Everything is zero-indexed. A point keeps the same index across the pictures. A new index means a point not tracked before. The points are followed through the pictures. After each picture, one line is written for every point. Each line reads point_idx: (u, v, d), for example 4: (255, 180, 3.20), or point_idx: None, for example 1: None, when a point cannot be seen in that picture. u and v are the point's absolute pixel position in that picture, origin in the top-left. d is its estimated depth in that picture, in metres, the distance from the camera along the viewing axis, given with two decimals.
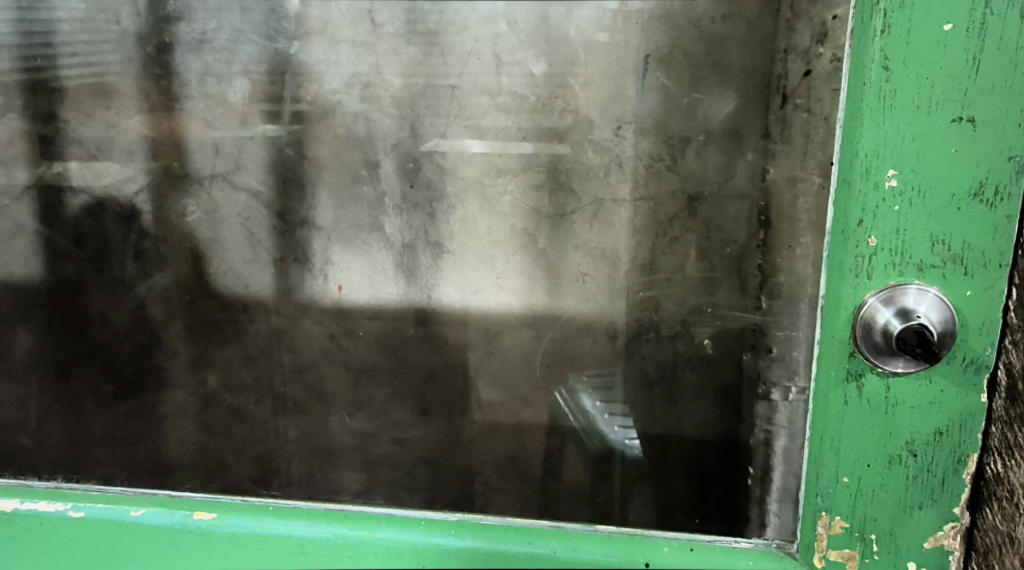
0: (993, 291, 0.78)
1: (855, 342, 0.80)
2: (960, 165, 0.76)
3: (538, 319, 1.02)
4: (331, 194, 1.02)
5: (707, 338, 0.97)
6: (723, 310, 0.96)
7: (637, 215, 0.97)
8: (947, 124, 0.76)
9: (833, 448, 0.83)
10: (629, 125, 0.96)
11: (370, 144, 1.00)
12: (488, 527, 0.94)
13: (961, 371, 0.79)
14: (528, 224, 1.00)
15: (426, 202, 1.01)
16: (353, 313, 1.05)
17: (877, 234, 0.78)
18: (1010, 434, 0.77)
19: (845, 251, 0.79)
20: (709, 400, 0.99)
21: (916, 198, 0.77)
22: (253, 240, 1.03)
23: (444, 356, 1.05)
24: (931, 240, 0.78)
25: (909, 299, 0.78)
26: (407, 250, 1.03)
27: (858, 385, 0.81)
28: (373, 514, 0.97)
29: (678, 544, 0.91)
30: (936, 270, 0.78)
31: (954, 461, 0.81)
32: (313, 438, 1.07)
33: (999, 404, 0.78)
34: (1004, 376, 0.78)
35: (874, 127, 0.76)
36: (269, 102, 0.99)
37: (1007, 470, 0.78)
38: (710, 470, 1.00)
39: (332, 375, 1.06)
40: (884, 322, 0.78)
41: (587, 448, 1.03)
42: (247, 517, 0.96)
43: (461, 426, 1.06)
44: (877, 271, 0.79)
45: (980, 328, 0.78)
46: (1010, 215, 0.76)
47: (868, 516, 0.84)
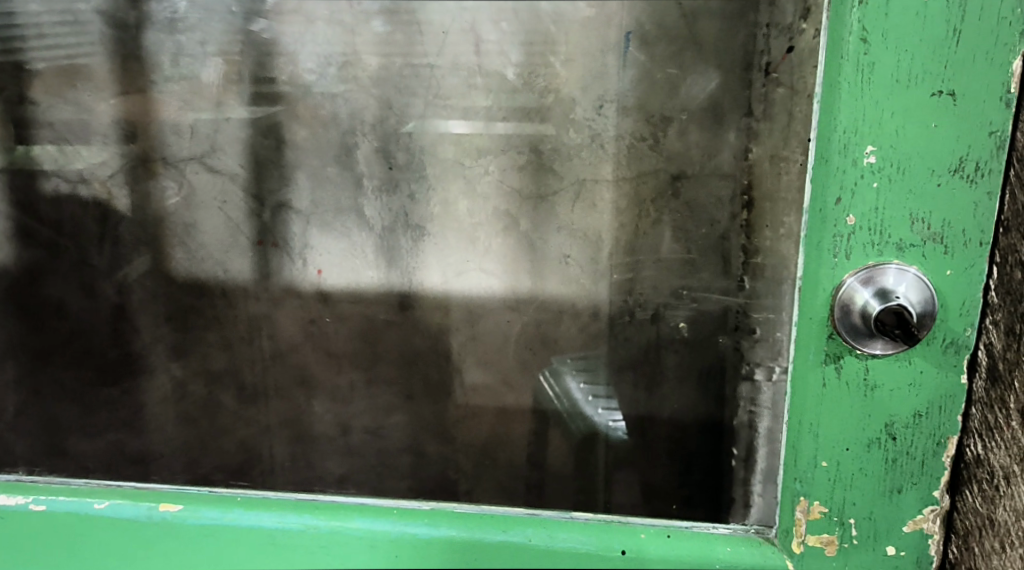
0: (974, 270, 0.76)
1: (833, 324, 0.78)
2: (940, 140, 0.74)
3: (521, 301, 1.02)
4: (307, 176, 1.00)
5: (684, 322, 0.96)
6: (703, 292, 0.94)
7: (619, 196, 0.95)
8: (927, 98, 0.73)
9: (811, 432, 0.82)
10: (612, 103, 0.94)
11: (347, 124, 0.99)
12: (462, 515, 0.93)
13: (941, 352, 0.77)
14: (509, 206, 0.99)
15: (407, 184, 1.00)
16: (334, 297, 1.04)
17: (856, 212, 0.76)
18: (989, 416, 0.76)
19: (822, 230, 0.77)
20: (690, 383, 0.98)
21: (895, 174, 0.75)
22: (231, 223, 1.02)
23: (425, 340, 1.04)
24: (910, 219, 0.76)
25: (888, 279, 0.77)
26: (387, 233, 1.01)
27: (836, 367, 0.79)
28: (344, 504, 0.95)
29: (654, 530, 0.90)
30: (916, 249, 0.76)
31: (933, 444, 0.80)
32: (295, 424, 1.07)
33: (979, 385, 0.77)
34: (985, 356, 0.76)
35: (853, 102, 0.74)
36: (243, 82, 0.98)
37: (988, 452, 0.76)
38: (693, 454, 0.99)
39: (314, 361, 1.06)
40: (863, 303, 0.77)
41: (571, 431, 1.02)
42: (216, 508, 0.95)
43: (444, 410, 1.06)
44: (855, 250, 0.77)
45: (960, 309, 0.76)
46: (991, 191, 0.74)
47: (847, 500, 0.83)
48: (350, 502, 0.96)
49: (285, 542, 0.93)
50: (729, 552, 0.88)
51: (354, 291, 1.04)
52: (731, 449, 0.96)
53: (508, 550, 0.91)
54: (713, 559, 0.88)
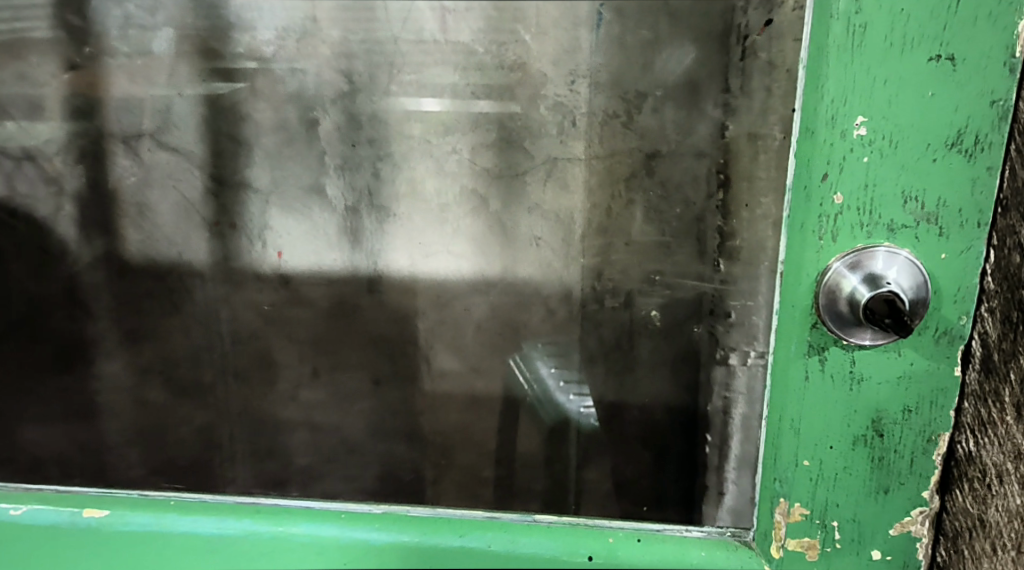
0: (971, 253, 0.73)
1: (817, 311, 0.76)
2: (937, 112, 0.71)
3: (491, 285, 0.99)
4: (265, 155, 0.96)
5: (656, 310, 0.93)
6: (676, 278, 0.92)
7: (591, 176, 0.92)
8: (924, 64, 0.70)
9: (793, 427, 0.79)
10: (584, 79, 0.91)
11: (308, 100, 0.94)
12: (414, 520, 0.90)
13: (933, 342, 0.75)
14: (478, 185, 0.95)
15: (371, 161, 0.96)
16: (296, 280, 1.00)
17: (843, 190, 0.74)
18: (983, 410, 0.73)
19: (807, 209, 0.75)
20: (663, 371, 0.95)
21: (887, 149, 0.72)
22: (186, 204, 0.98)
23: (393, 326, 1.01)
24: (903, 197, 0.73)
25: (877, 264, 0.74)
26: (351, 214, 0.97)
27: (820, 359, 0.77)
28: (290, 507, 0.91)
29: (624, 534, 0.87)
30: (908, 231, 0.74)
31: (923, 441, 0.78)
32: (257, 413, 1.03)
33: (972, 377, 0.74)
34: (979, 347, 0.73)
35: (842, 69, 0.71)
36: (197, 55, 0.93)
37: (980, 449, 0.74)
38: (667, 446, 0.96)
39: (277, 346, 1.02)
40: (851, 289, 0.74)
41: (543, 418, 1.00)
42: (147, 514, 0.91)
43: (413, 395, 1.03)
44: (842, 233, 0.74)
45: (954, 296, 0.74)
46: (991, 166, 0.71)
47: (830, 502, 0.80)
48: (302, 504, 0.92)
49: (223, 547, 0.89)
50: (704, 556, 0.84)
51: (320, 274, 1.00)
52: (705, 439, 0.94)
53: (464, 553, 0.87)
54: (687, 564, 0.85)
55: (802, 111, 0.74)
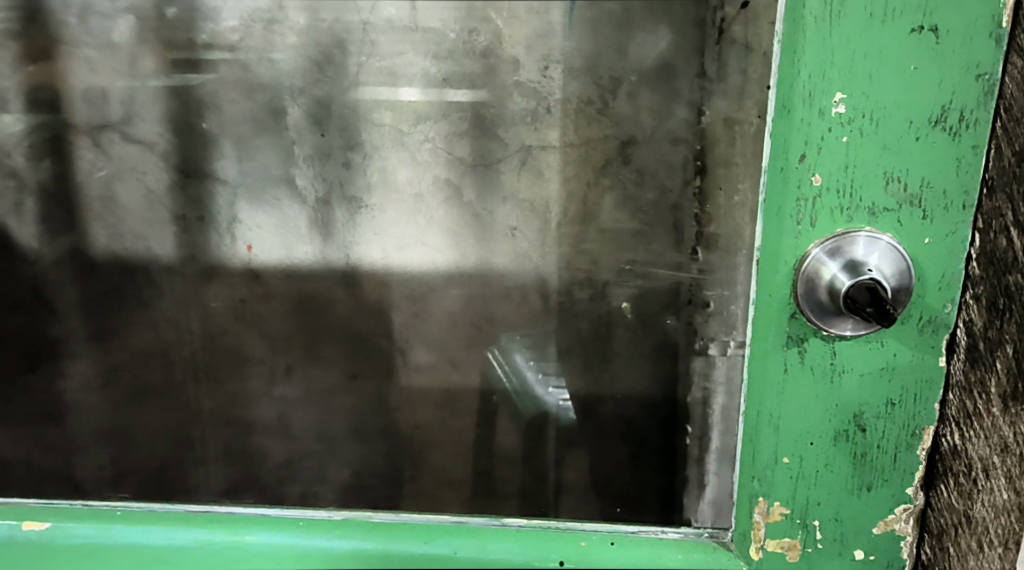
0: (956, 238, 0.69)
1: (795, 301, 0.71)
2: (920, 86, 0.66)
3: (467, 277, 0.97)
4: (231, 145, 0.93)
5: (627, 301, 0.92)
6: (649, 267, 0.90)
7: (567, 164, 0.90)
8: (906, 35, 0.65)
9: (772, 423, 0.75)
10: (558, 64, 0.89)
11: (275, 88, 0.91)
12: (377, 526, 0.84)
13: (917, 332, 0.71)
14: (451, 174, 0.93)
15: (341, 151, 0.93)
16: (265, 274, 0.98)
17: (822, 171, 0.69)
18: (968, 402, 0.70)
19: (784, 192, 0.69)
20: (639, 362, 0.94)
21: (867, 126, 0.67)
22: (151, 196, 0.95)
23: (365, 320, 0.99)
24: (885, 178, 0.68)
25: (858, 250, 0.69)
26: (321, 205, 0.95)
27: (800, 351, 0.72)
28: (245, 515, 0.86)
29: (597, 537, 0.82)
30: (891, 214, 0.69)
31: (907, 436, 0.74)
32: (230, 411, 1.01)
33: (957, 367, 0.71)
34: (965, 335, 0.70)
35: (819, 41, 0.66)
36: (159, 42, 0.90)
37: (965, 442, 0.71)
38: (642, 439, 0.96)
39: (248, 342, 0.99)
40: (831, 277, 0.69)
41: (521, 411, 0.99)
42: (89, 526, 0.85)
43: (388, 391, 1.01)
44: (821, 217, 0.69)
45: (939, 283, 0.69)
46: (977, 145, 0.67)
47: (812, 501, 0.76)
48: (251, 510, 0.88)
49: (174, 559, 0.84)
50: (681, 560, 0.80)
51: (288, 268, 0.97)
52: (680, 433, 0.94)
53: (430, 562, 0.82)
54: (664, 567, 0.80)
55: (777, 86, 0.68)
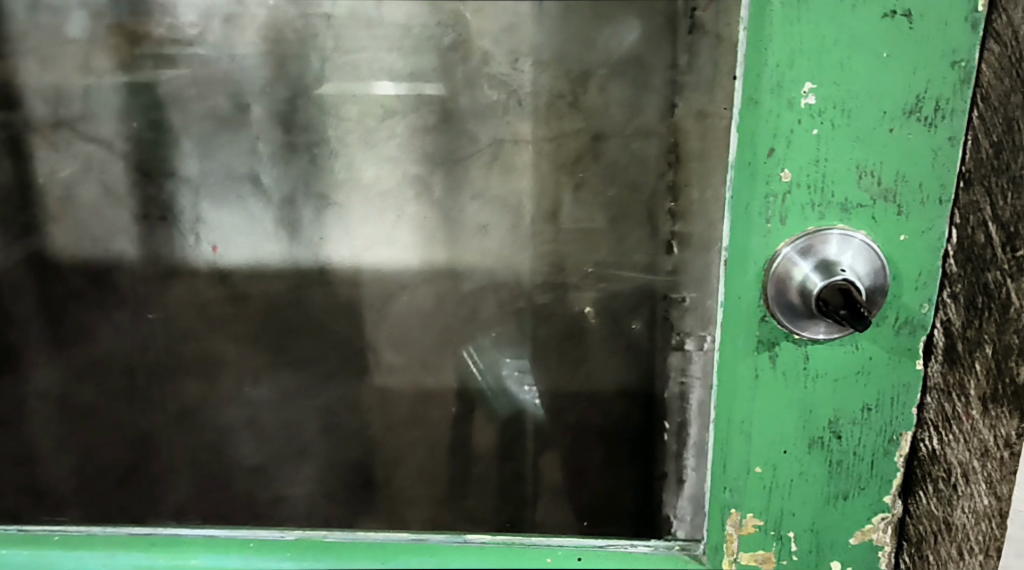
0: (933, 233, 0.66)
1: (765, 303, 0.68)
2: (893, 74, 0.63)
3: (437, 276, 0.95)
4: (195, 142, 0.90)
5: (589, 305, 0.91)
6: (610, 269, 0.90)
7: (540, 157, 0.89)
8: (877, 21, 0.62)
9: (743, 431, 0.72)
10: (527, 58, 0.87)
11: (237, 84, 0.89)
12: (330, 546, 0.81)
13: (893, 334, 0.68)
14: (420, 170, 0.91)
15: (306, 148, 0.90)
16: (231, 274, 0.95)
17: (791, 166, 0.65)
18: (946, 404, 0.68)
19: (753, 189, 0.66)
20: (609, 363, 0.93)
21: (838, 118, 0.64)
22: (110, 196, 0.92)
23: (336, 321, 0.97)
24: (857, 172, 0.65)
25: (831, 248, 0.66)
26: (287, 204, 0.93)
27: (771, 356, 0.69)
28: (191, 537, 0.82)
29: (563, 554, 0.79)
30: (864, 210, 0.66)
31: (884, 442, 0.71)
32: (196, 417, 0.98)
33: (934, 369, 0.68)
34: (942, 337, 0.67)
35: (786, 28, 0.62)
36: (114, 37, 0.87)
37: (944, 447, 0.69)
38: (613, 439, 0.94)
39: (214, 345, 0.97)
40: (802, 278, 0.66)
41: (496, 410, 0.97)
42: (25, 552, 0.81)
43: (358, 393, 0.98)
44: (791, 214, 0.66)
45: (915, 282, 0.67)
46: (953, 136, 0.64)
47: (785, 511, 0.74)
48: (191, 530, 0.84)
49: None
50: None
51: (255, 271, 0.95)
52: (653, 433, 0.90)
53: None
54: None
55: (743, 77, 0.64)
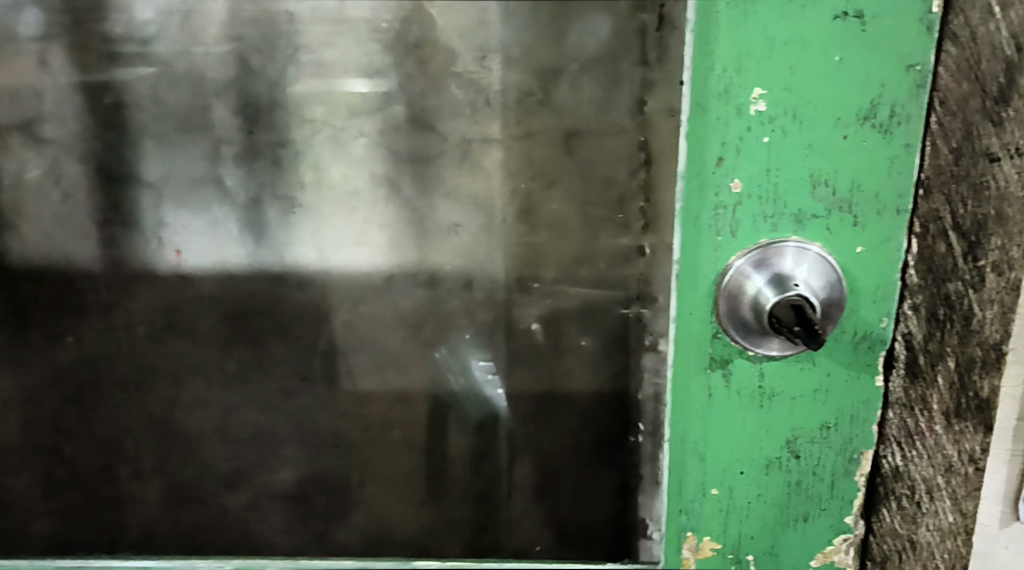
0: (891, 244, 0.65)
1: (717, 318, 0.67)
2: (845, 79, 0.61)
3: (408, 278, 0.93)
4: (154, 144, 0.88)
5: (536, 322, 0.92)
6: (558, 285, 0.90)
7: (510, 157, 0.88)
8: (829, 24, 0.60)
9: (698, 449, 0.71)
10: (495, 53, 0.85)
11: (197, 83, 0.86)
12: None
13: (851, 349, 0.67)
14: (388, 170, 0.89)
15: (271, 148, 0.88)
16: (194, 278, 0.92)
17: (742, 175, 0.64)
18: (909, 419, 0.67)
19: (703, 200, 0.65)
20: (574, 365, 0.92)
21: (791, 125, 0.62)
22: (71, 202, 0.89)
23: (302, 326, 0.94)
24: (811, 182, 0.64)
25: (786, 262, 0.65)
26: (251, 206, 0.90)
27: (724, 374, 0.69)
28: None
29: None
30: (819, 221, 0.65)
31: (844, 460, 0.70)
32: (162, 424, 0.95)
33: (896, 384, 0.67)
34: (903, 350, 0.66)
35: (734, 31, 0.61)
36: (68, 36, 0.84)
37: (907, 463, 0.68)
38: (571, 451, 0.93)
39: (180, 352, 0.94)
40: (754, 293, 0.65)
41: (469, 414, 0.95)
42: None
43: (330, 398, 0.96)
44: (742, 224, 0.65)
45: (874, 294, 0.66)
46: (909, 143, 0.62)
47: (744, 533, 0.73)
48: (150, 564, 0.93)
49: None
50: None
51: (219, 277, 0.93)
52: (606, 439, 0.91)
53: None
54: None
55: (691, 83, 0.63)
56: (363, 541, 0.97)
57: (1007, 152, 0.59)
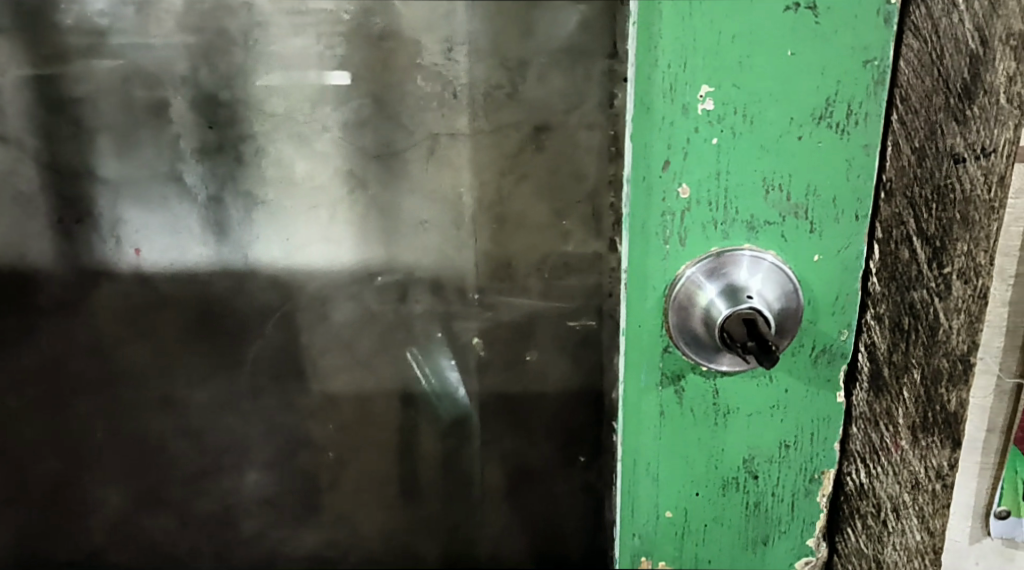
0: (850, 252, 0.61)
1: (667, 330, 0.64)
2: (798, 75, 0.58)
3: (376, 278, 0.89)
4: (110, 140, 0.82)
5: (477, 337, 0.91)
6: (506, 294, 0.89)
7: (478, 151, 0.85)
8: (780, 15, 0.57)
9: (649, 467, 0.69)
10: (461, 46, 0.82)
11: (153, 77, 0.81)
12: None
13: (809, 363, 0.64)
14: (354, 166, 0.85)
15: (232, 144, 0.83)
16: (155, 279, 0.87)
17: (689, 180, 0.61)
18: (873, 435, 0.64)
19: (649, 203, 0.62)
20: (543, 366, 0.91)
21: (739, 125, 0.60)
22: (24, 202, 0.83)
23: (271, 327, 0.89)
24: (763, 186, 0.61)
25: (740, 272, 0.61)
26: (213, 204, 0.85)
27: (676, 390, 0.66)
28: None
29: None
30: (774, 228, 0.61)
31: (805, 481, 0.67)
32: (126, 428, 0.91)
33: (860, 397, 0.63)
34: (866, 361, 0.62)
35: (679, 23, 0.58)
36: (18, 25, 0.78)
37: (872, 480, 0.64)
38: (521, 458, 0.94)
39: (143, 356, 0.89)
40: (705, 304, 0.62)
41: (440, 415, 0.93)
42: None
43: (298, 400, 0.92)
44: (692, 231, 0.62)
45: (833, 305, 0.62)
46: (868, 144, 0.59)
47: (702, 557, 0.71)
48: None
49: None
50: None
51: (179, 275, 0.87)
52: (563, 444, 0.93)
53: None
54: None
55: (635, 82, 0.60)
56: (336, 534, 0.98)
57: (972, 152, 0.57)
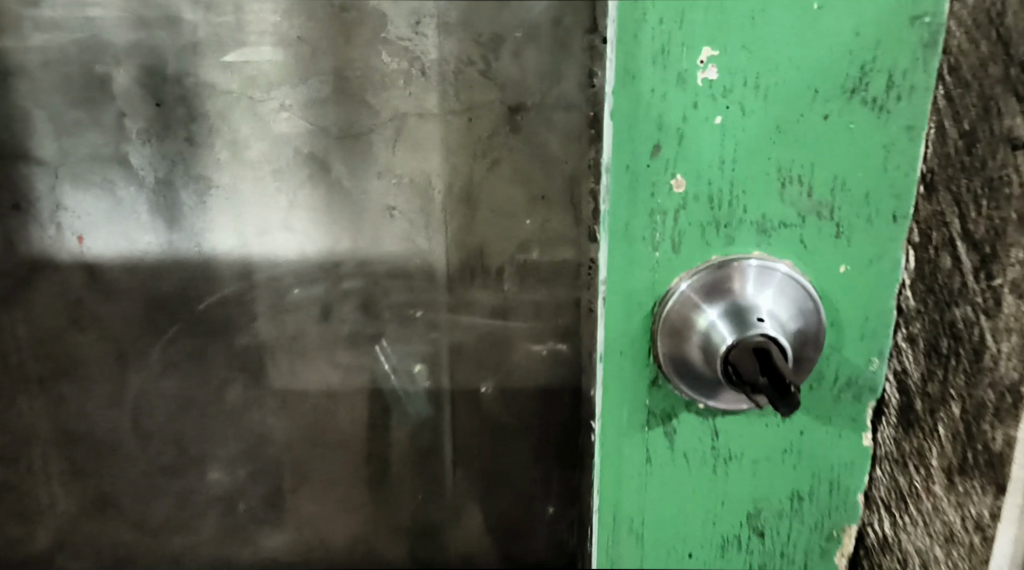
0: (883, 262, 0.66)
1: (660, 363, 0.70)
2: (818, 43, 0.62)
3: (339, 277, 0.74)
4: (46, 113, 0.70)
5: (419, 364, 0.76)
6: (462, 303, 0.74)
7: (448, 132, 0.69)
8: None
9: (634, 522, 0.76)
10: (430, 19, 0.67)
11: (90, 41, 0.68)
12: None
13: (835, 399, 0.69)
14: (314, 145, 0.70)
15: (181, 121, 0.70)
16: (100, 269, 0.74)
17: (683, 168, 0.66)
18: (900, 479, 0.66)
19: (634, 191, 0.67)
20: (522, 374, 0.76)
21: (750, 99, 0.64)
22: None
23: (217, 334, 0.76)
24: (778, 176, 0.65)
25: (748, 288, 0.66)
26: (163, 186, 0.72)
27: (665, 433, 0.73)
28: None
29: None
30: (794, 228, 0.66)
31: (822, 541, 0.74)
32: (70, 434, 0.79)
33: (886, 431, 0.68)
34: (896, 393, 0.67)
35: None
36: None
37: (902, 532, 0.66)
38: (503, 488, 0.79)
39: (88, 353, 0.76)
40: (705, 327, 0.66)
41: (409, 430, 0.78)
42: None
43: (248, 410, 0.78)
44: (684, 232, 0.67)
45: (861, 335, 0.68)
46: (912, 124, 0.63)
47: None
48: None
49: None
50: None
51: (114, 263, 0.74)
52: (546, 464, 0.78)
53: None
54: None
55: (618, 54, 0.65)
56: (296, 563, 0.83)
57: None
